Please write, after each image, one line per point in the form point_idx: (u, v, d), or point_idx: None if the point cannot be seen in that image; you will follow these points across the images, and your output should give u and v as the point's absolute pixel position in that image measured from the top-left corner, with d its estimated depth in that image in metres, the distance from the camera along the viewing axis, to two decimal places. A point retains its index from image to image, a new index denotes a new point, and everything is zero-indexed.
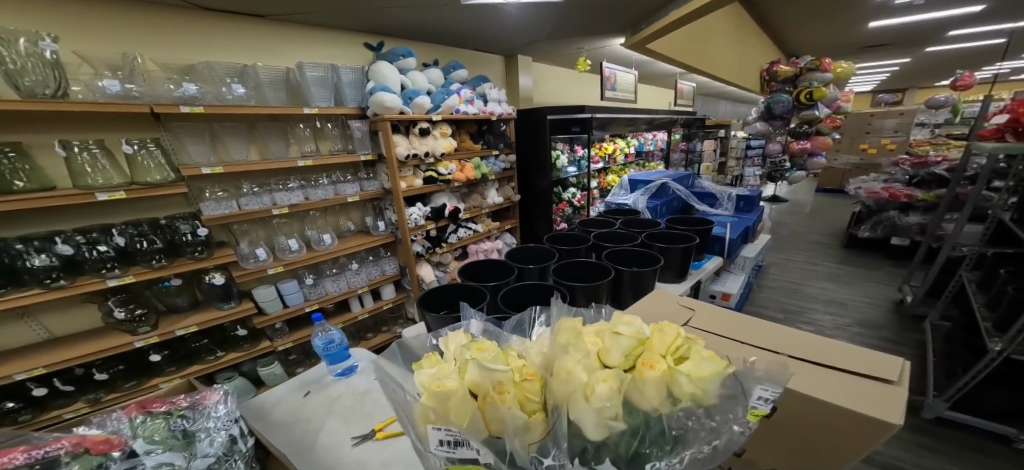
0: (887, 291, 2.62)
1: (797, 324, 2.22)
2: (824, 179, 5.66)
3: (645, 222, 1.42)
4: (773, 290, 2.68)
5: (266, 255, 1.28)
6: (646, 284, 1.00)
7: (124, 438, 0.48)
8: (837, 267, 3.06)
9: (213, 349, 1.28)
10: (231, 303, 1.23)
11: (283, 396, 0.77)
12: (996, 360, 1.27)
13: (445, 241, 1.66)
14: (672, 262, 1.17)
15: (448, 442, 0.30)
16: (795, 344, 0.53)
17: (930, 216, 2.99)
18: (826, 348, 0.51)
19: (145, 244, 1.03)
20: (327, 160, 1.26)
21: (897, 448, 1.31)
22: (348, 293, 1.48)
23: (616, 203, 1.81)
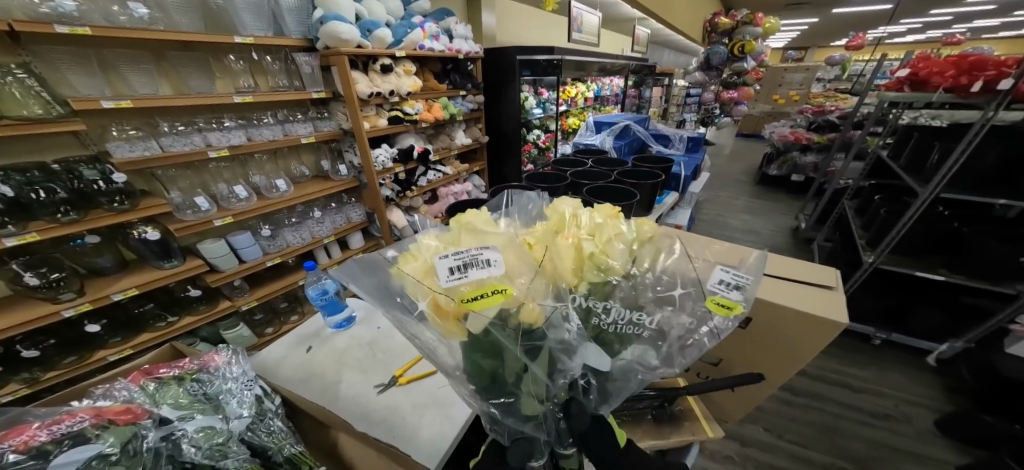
0: (785, 219, 3.14)
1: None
2: (743, 126, 6.25)
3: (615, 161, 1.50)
4: (705, 223, 3.04)
5: (210, 205, 1.10)
6: (626, 214, 1.09)
7: (145, 404, 0.50)
8: (754, 201, 3.55)
9: (161, 314, 1.14)
10: (173, 261, 1.08)
11: (284, 354, 0.86)
12: (868, 269, 1.64)
13: (415, 185, 1.58)
14: (646, 198, 1.28)
15: (459, 267, 0.35)
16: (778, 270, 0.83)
17: (822, 156, 3.55)
18: (798, 275, 0.81)
19: (44, 194, 0.83)
20: (270, 97, 1.08)
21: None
22: (313, 244, 1.37)
23: (583, 144, 1.87)
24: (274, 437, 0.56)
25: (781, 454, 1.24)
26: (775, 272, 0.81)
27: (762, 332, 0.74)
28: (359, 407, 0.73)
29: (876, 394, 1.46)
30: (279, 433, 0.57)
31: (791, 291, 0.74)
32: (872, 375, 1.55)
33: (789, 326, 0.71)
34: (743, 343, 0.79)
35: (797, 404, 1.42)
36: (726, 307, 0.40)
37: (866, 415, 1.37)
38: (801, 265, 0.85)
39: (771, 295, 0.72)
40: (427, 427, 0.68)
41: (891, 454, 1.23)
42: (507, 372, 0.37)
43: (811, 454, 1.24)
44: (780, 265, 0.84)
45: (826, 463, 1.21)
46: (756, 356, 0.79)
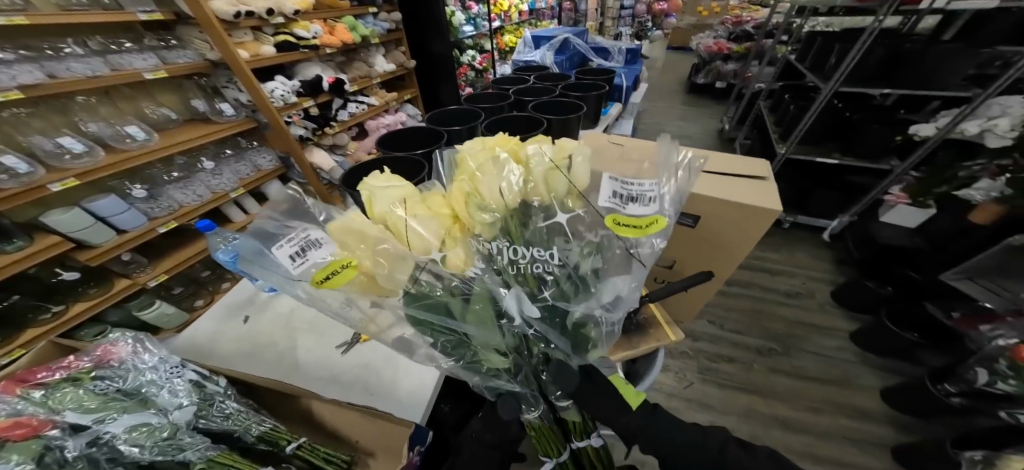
0: (713, 123, 3.35)
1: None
2: (673, 39, 6.24)
3: (556, 76, 1.40)
4: (645, 133, 3.13)
5: (32, 165, 0.79)
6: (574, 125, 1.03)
7: (38, 414, 0.39)
8: (686, 108, 3.69)
9: (36, 305, 0.93)
10: (16, 243, 0.81)
11: (217, 329, 0.74)
12: (780, 160, 1.82)
13: (335, 120, 1.37)
14: (592, 109, 1.23)
15: (299, 249, 0.38)
16: (718, 168, 0.84)
17: (741, 63, 3.74)
18: (734, 169, 0.83)
19: None
20: (67, 18, 0.78)
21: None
22: (215, 201, 1.15)
23: (523, 61, 1.72)
24: (235, 419, 0.49)
25: (724, 342, 1.44)
26: (716, 169, 0.83)
27: (707, 229, 0.78)
28: (321, 372, 0.66)
29: (789, 277, 1.72)
30: (240, 413, 0.50)
31: (732, 186, 0.76)
32: (784, 258, 1.83)
33: (729, 219, 0.74)
34: (691, 244, 0.83)
35: (731, 295, 1.64)
36: (632, 224, 0.41)
37: (780, 297, 1.62)
38: (741, 161, 0.87)
39: (713, 192, 0.73)
40: (406, 378, 0.64)
41: (800, 327, 1.49)
42: (458, 341, 0.42)
43: (746, 338, 1.46)
44: (723, 163, 0.85)
45: (757, 345, 1.42)
46: (703, 255, 0.84)
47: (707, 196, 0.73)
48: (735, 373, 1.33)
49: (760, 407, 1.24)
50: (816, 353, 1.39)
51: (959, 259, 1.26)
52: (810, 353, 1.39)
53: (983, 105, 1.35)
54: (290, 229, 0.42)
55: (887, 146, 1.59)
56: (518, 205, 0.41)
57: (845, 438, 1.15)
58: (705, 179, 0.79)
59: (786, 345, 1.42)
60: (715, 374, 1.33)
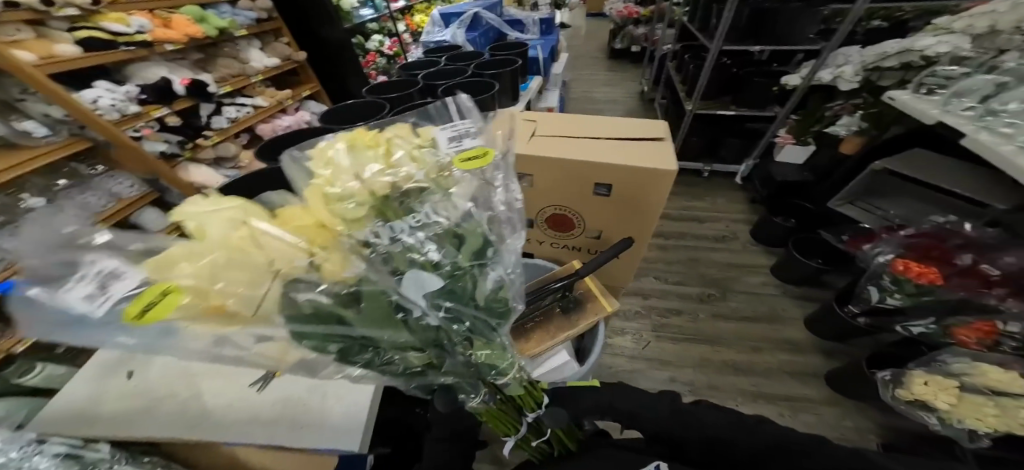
0: (634, 85, 3.50)
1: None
2: (589, 3, 6.30)
3: (469, 54, 1.32)
4: (573, 102, 3.18)
5: None
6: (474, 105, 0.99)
7: None
8: (611, 73, 3.80)
9: None
10: None
11: (93, 392, 0.58)
12: (688, 117, 1.93)
13: (208, 128, 1.18)
14: (508, 88, 1.20)
15: (98, 286, 0.30)
16: (623, 130, 0.85)
17: (651, 25, 3.91)
18: (637, 129, 0.85)
19: None
20: None
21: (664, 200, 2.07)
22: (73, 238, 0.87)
23: (433, 43, 1.60)
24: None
25: (671, 296, 1.56)
26: (617, 134, 0.83)
27: (620, 198, 0.79)
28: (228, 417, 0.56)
29: (718, 223, 1.89)
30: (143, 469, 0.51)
31: (637, 151, 0.77)
32: (711, 205, 2.00)
33: (636, 185, 0.75)
34: (612, 214, 0.84)
35: (670, 249, 1.78)
36: (474, 155, 0.49)
37: (711, 242, 1.79)
38: (647, 124, 0.88)
39: (620, 160, 0.74)
40: (337, 397, 0.58)
41: (731, 269, 1.65)
42: (362, 349, 0.35)
43: (688, 288, 1.59)
44: (630, 128, 0.86)
45: (699, 293, 1.57)
46: (625, 222, 0.85)
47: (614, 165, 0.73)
48: (684, 324, 1.46)
49: (709, 354, 1.35)
50: (746, 291, 1.56)
51: (835, 189, 1.53)
52: (741, 292, 1.56)
53: (828, 54, 1.51)
54: (81, 265, 0.32)
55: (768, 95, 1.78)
56: (389, 189, 0.42)
57: (786, 373, 1.28)
58: (613, 146, 0.79)
59: (722, 289, 1.57)
60: (669, 329, 1.44)
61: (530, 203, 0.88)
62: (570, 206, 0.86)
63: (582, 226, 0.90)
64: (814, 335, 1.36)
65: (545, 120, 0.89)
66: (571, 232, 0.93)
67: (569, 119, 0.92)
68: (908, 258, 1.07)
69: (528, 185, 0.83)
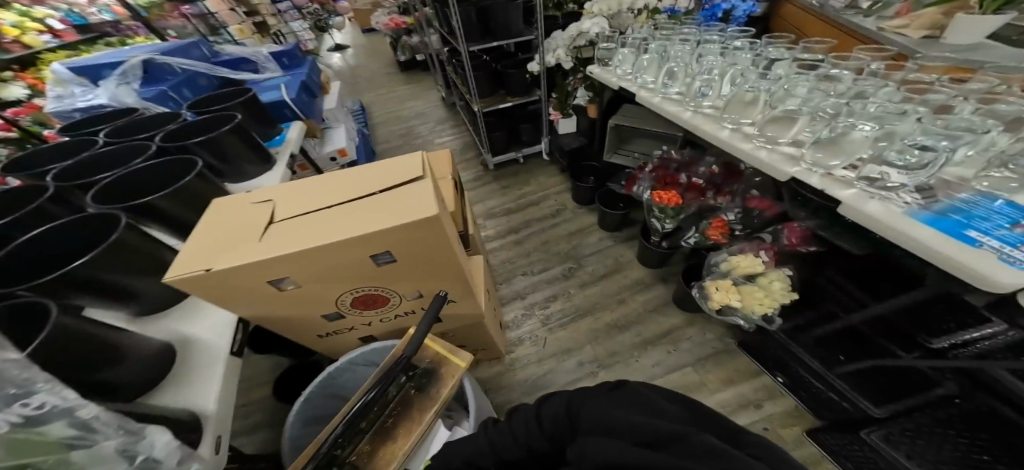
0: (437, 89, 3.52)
1: (414, 146, 2.71)
2: (361, 18, 5.95)
3: (163, 118, 1.02)
4: (384, 126, 2.99)
5: None
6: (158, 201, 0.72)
7: None
8: (409, 85, 3.70)
9: None
10: None
11: None
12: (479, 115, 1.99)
13: None
14: (229, 147, 0.96)
15: None
16: (383, 177, 0.72)
17: None
18: (397, 171, 0.73)
19: None
20: None
21: (502, 197, 2.11)
22: None
23: (83, 108, 1.16)
24: None
25: (541, 287, 1.61)
26: (373, 186, 0.70)
27: (407, 257, 0.68)
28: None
29: (552, 199, 2.04)
30: None
31: (394, 202, 0.65)
32: (541, 185, 2.14)
33: (410, 240, 0.64)
34: (409, 273, 0.74)
35: (523, 243, 1.83)
36: None
37: (553, 219, 1.92)
38: (407, 157, 0.77)
39: (374, 223, 0.61)
40: None
41: (574, 238, 1.81)
42: None
43: (551, 270, 1.68)
44: (389, 169, 0.74)
45: (561, 271, 1.66)
46: (428, 272, 0.76)
47: (368, 234, 0.60)
48: (561, 308, 1.52)
49: (593, 325, 1.45)
50: (594, 251, 1.73)
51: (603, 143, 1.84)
52: (590, 254, 1.72)
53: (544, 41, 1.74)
54: None
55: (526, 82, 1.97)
56: None
57: (651, 314, 1.45)
58: (366, 204, 0.66)
59: (575, 259, 1.71)
60: (553, 319, 1.48)
61: (310, 298, 0.72)
62: (357, 285, 0.72)
63: (391, 293, 0.79)
64: (653, 268, 1.60)
65: (286, 195, 0.72)
66: (385, 301, 0.81)
67: (319, 179, 0.76)
68: (657, 187, 1.35)
69: (289, 286, 0.66)
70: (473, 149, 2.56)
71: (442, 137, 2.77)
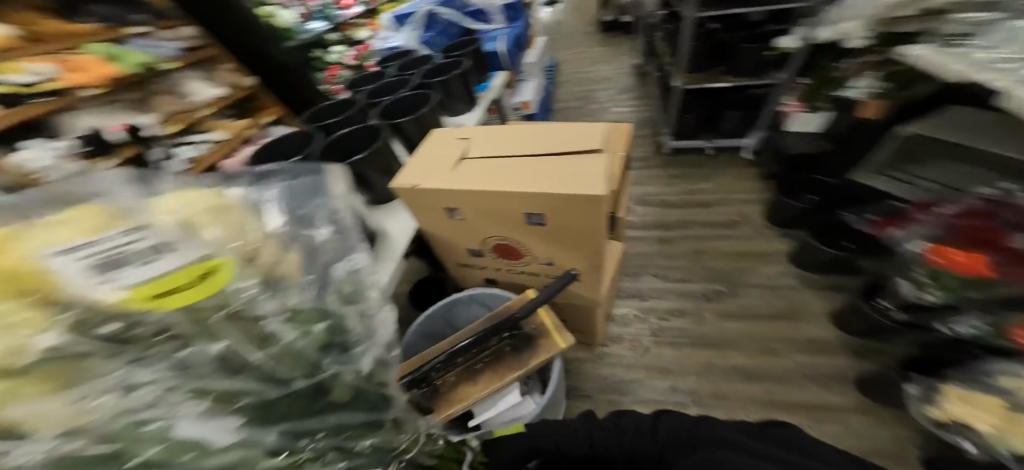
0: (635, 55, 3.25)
1: (589, 109, 2.62)
2: None
3: (413, 62, 1.28)
4: (567, 84, 2.98)
5: None
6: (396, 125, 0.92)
7: None
8: (606, 47, 3.53)
9: None
10: None
11: None
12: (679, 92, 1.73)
13: None
14: (449, 91, 1.13)
15: None
16: (565, 137, 0.70)
17: None
18: (580, 135, 0.69)
19: None
20: None
21: (665, 185, 1.86)
22: None
23: (384, 49, 1.57)
24: None
25: (669, 297, 1.40)
26: (554, 146, 0.69)
27: (559, 226, 0.67)
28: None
29: (731, 206, 1.68)
30: None
31: (568, 173, 0.62)
32: (722, 185, 1.79)
33: (569, 212, 0.62)
34: (556, 242, 0.73)
35: (671, 242, 1.59)
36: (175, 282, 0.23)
37: (721, 229, 1.60)
38: (595, 127, 0.71)
39: (543, 188, 0.61)
40: None
41: (740, 259, 1.47)
42: None
43: (691, 283, 1.43)
44: (573, 135, 0.71)
45: (703, 289, 1.40)
46: (571, 249, 0.73)
47: (534, 196, 0.60)
48: (687, 329, 1.30)
49: (724, 364, 1.20)
50: (762, 284, 1.38)
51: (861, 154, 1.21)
52: (755, 286, 1.38)
53: (826, 10, 1.30)
54: None
55: (766, 61, 1.57)
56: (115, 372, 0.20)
57: (805, 376, 1.13)
58: (542, 166, 0.65)
59: (731, 283, 1.40)
60: (674, 335, 1.29)
61: (466, 233, 0.80)
62: (505, 236, 0.76)
63: (529, 254, 0.80)
64: (846, 335, 1.18)
65: (481, 135, 0.79)
66: (521, 258, 0.83)
67: (509, 128, 0.79)
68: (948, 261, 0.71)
69: (457, 217, 0.74)
70: (650, 126, 2.30)
71: (621, 106, 2.58)
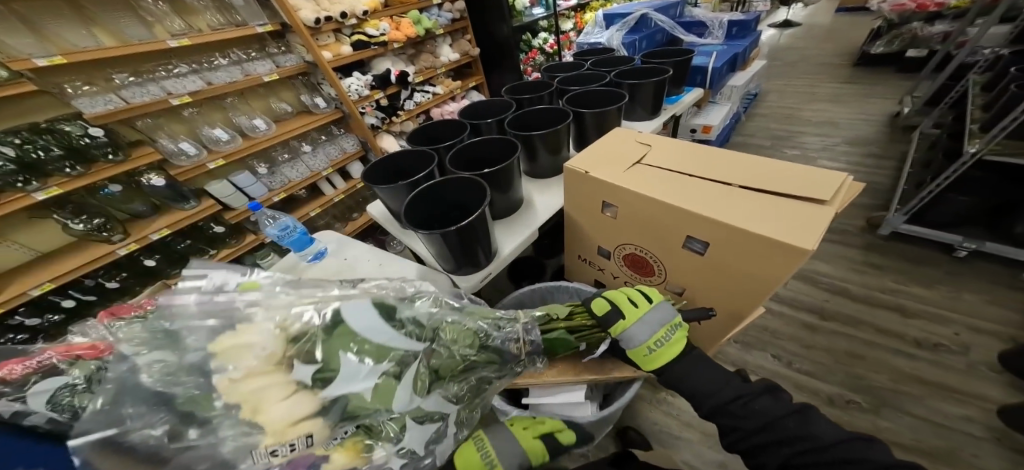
0: (884, 105, 2.52)
1: (784, 152, 2.19)
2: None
3: (621, 60, 1.33)
4: (767, 118, 2.57)
5: (196, 149, 1.12)
6: (584, 119, 0.98)
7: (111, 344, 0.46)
8: (842, 87, 2.84)
9: (204, 247, 1.24)
10: (190, 202, 1.12)
11: None
12: (968, 162, 1.27)
13: (402, 109, 1.44)
14: (643, 97, 1.14)
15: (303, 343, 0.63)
16: (773, 178, 0.64)
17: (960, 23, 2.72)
18: (793, 180, 0.62)
19: (43, 153, 0.90)
20: (205, 35, 1.05)
21: (847, 270, 1.46)
22: (313, 178, 1.33)
23: (588, 43, 1.67)
24: None
25: (783, 384, 1.14)
26: (755, 183, 0.63)
27: (721, 262, 0.61)
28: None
29: (935, 325, 1.23)
30: None
31: (761, 208, 0.57)
32: (937, 295, 1.32)
33: (746, 252, 0.56)
34: (705, 277, 0.67)
35: (823, 331, 1.27)
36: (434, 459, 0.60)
37: (902, 344, 1.19)
38: (807, 173, 0.63)
39: (724, 213, 0.57)
40: None
41: (911, 384, 1.10)
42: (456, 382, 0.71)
43: (818, 383, 1.14)
44: (776, 175, 0.64)
45: (831, 394, 1.10)
46: (719, 287, 0.66)
47: (715, 218, 0.56)
48: None
49: None
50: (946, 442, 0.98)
51: None
52: (912, 417, 1.03)
53: None
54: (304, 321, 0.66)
55: None
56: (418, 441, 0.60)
57: None
58: (728, 195, 0.61)
59: (876, 401, 1.07)
60: None
61: (608, 231, 0.79)
62: (649, 249, 0.73)
63: (662, 276, 0.76)
64: None
65: (673, 151, 0.78)
66: (649, 278, 0.79)
67: (697, 152, 0.77)
68: None
69: (610, 215, 0.75)
70: (860, 194, 1.80)
71: (831, 161, 2.07)
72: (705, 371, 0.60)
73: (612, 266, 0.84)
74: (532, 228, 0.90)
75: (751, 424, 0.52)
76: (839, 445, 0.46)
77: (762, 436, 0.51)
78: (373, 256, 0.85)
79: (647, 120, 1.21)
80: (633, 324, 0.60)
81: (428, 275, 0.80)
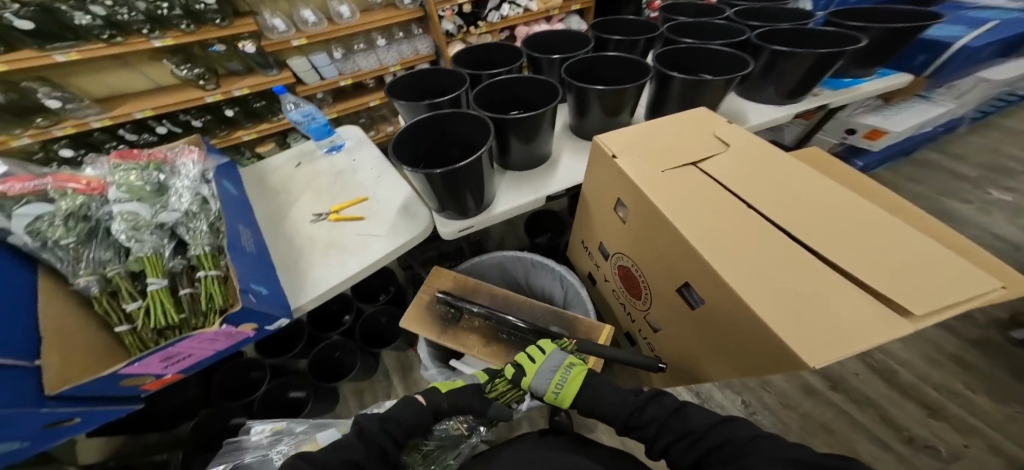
0: None
1: (985, 192, 1.50)
2: None
3: (792, 15, 0.94)
4: (1007, 134, 1.71)
5: (285, 27, 1.28)
6: (669, 89, 0.68)
7: (109, 182, 0.71)
8: None
9: (276, 112, 1.59)
10: (273, 71, 1.37)
11: (281, 164, 0.91)
12: None
13: (483, 20, 1.32)
14: (785, 76, 0.78)
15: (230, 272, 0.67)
16: (860, 239, 0.42)
17: None
18: (886, 255, 0.40)
19: (165, 10, 1.12)
20: None
21: (916, 353, 1.21)
22: (381, 72, 1.49)
23: None
24: (196, 235, 0.67)
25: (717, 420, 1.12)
26: (820, 236, 0.43)
27: (717, 314, 0.47)
28: (247, 248, 0.66)
29: (956, 435, 1.05)
30: (203, 233, 0.68)
31: (795, 284, 0.39)
32: (1006, 415, 1.08)
33: (742, 322, 0.41)
34: (713, 331, 0.53)
35: (817, 397, 1.14)
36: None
37: (892, 436, 1.06)
38: (921, 249, 0.40)
39: (733, 274, 0.41)
40: (321, 270, 0.71)
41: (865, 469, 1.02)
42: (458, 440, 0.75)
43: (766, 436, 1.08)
44: (869, 241, 0.41)
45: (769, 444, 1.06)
46: (715, 337, 0.53)
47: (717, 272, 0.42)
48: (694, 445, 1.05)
49: None
50: None
51: None
52: None
53: None
54: (260, 248, 0.69)
55: None
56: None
57: None
58: (761, 246, 0.43)
59: None
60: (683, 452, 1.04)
61: (615, 232, 0.70)
62: (642, 272, 0.67)
63: (647, 303, 0.73)
64: None
65: (746, 148, 0.55)
66: (637, 296, 0.76)
67: (778, 162, 0.52)
68: None
69: (621, 217, 0.63)
70: None
71: None
72: (607, 388, 0.64)
73: (606, 268, 0.83)
74: (538, 194, 0.77)
75: (650, 433, 0.57)
76: (710, 430, 0.51)
77: (664, 439, 0.55)
78: (376, 168, 0.88)
79: (775, 104, 0.86)
80: (534, 377, 0.66)
81: (411, 205, 0.79)
